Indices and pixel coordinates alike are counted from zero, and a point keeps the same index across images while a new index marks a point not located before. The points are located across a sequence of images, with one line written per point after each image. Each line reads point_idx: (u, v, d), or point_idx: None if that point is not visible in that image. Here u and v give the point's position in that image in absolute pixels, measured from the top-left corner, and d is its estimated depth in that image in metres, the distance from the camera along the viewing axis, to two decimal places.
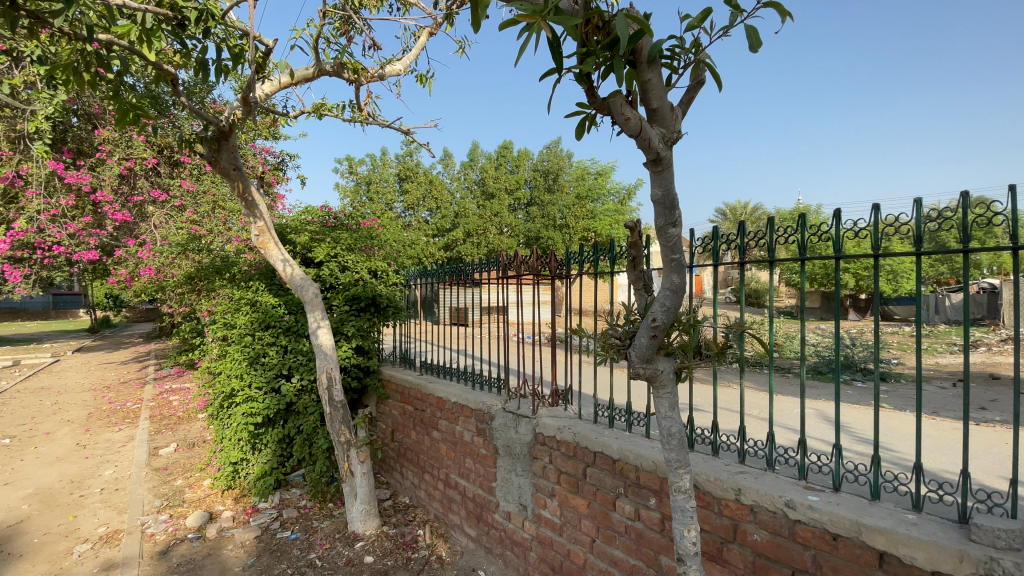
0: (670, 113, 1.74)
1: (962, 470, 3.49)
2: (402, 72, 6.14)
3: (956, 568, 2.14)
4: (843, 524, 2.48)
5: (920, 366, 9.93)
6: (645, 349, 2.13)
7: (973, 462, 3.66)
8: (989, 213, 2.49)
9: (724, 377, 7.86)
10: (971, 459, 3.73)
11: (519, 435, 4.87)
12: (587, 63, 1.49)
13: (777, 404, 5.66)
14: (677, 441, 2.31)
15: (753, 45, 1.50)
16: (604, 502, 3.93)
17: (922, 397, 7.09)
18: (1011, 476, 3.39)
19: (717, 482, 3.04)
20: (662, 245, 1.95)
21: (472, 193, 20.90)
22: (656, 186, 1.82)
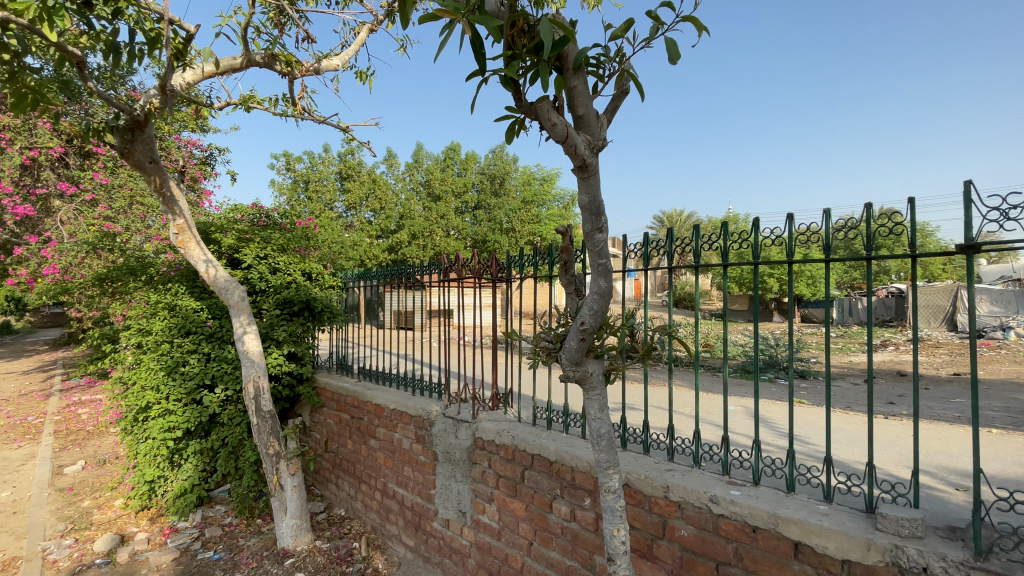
0: (596, 120, 1.77)
1: (866, 460, 3.79)
2: (339, 67, 5.93)
3: (863, 556, 2.29)
4: (762, 517, 2.61)
5: (835, 364, 10.80)
6: (575, 352, 2.17)
7: (878, 453, 3.99)
8: (891, 223, 2.73)
9: (661, 377, 8.17)
10: (876, 450, 4.05)
11: (459, 440, 4.81)
12: (512, 67, 1.49)
13: (707, 403, 5.94)
14: (607, 443, 2.36)
15: (672, 57, 1.55)
16: (541, 505, 3.95)
17: (836, 392, 7.70)
18: (907, 464, 3.72)
19: (647, 480, 3.13)
20: (589, 250, 2.00)
21: (417, 195, 20.54)
22: (583, 192, 1.86)
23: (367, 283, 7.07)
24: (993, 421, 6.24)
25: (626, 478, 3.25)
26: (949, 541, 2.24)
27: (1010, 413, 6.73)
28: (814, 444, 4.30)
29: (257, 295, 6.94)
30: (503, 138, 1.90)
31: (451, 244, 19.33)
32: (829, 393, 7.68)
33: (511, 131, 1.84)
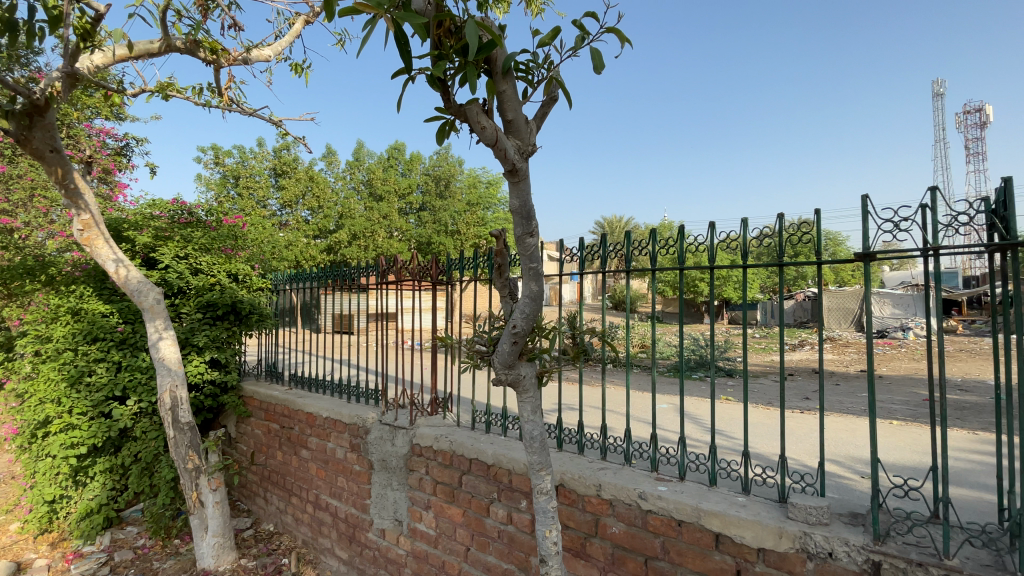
0: (525, 126, 1.79)
1: (782, 453, 4.07)
2: (271, 59, 5.63)
3: (777, 544, 2.43)
4: (686, 510, 2.73)
5: (759, 363, 11.55)
6: (507, 355, 2.16)
7: (792, 445, 4.28)
8: (799, 233, 2.97)
9: (601, 378, 8.39)
10: (791, 443, 4.36)
11: (395, 447, 4.68)
12: (439, 66, 1.47)
13: (643, 402, 6.16)
14: (540, 445, 2.37)
15: (597, 67, 1.60)
16: (479, 509, 3.92)
17: (759, 389, 8.24)
18: (817, 455, 4.03)
19: (581, 480, 3.19)
20: (522, 254, 2.00)
21: (359, 194, 19.92)
22: (514, 196, 1.87)
23: (299, 285, 6.75)
24: (892, 413, 6.89)
25: (561, 479, 3.30)
26: (852, 526, 2.41)
27: (905, 405, 7.47)
28: (737, 438, 4.57)
29: (175, 298, 6.44)
30: (434, 139, 1.87)
31: (394, 245, 18.91)
32: (753, 390, 8.19)
33: (440, 133, 1.82)
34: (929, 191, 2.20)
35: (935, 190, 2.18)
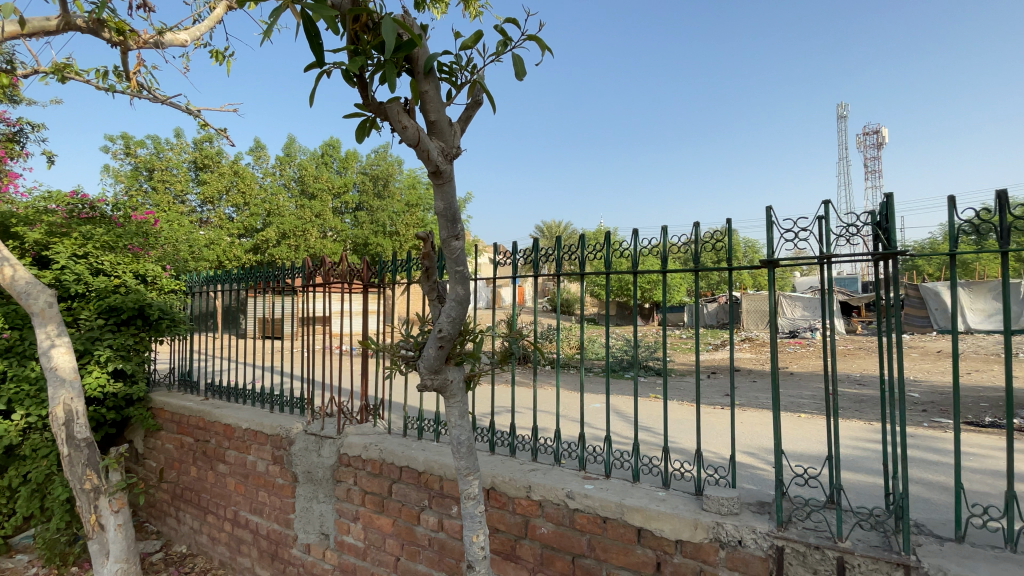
0: (448, 128, 1.79)
1: (706, 447, 4.27)
2: (188, 44, 5.21)
3: (692, 534, 2.57)
4: (611, 507, 2.82)
5: (687, 362, 12.18)
6: (433, 359, 2.12)
7: (712, 439, 4.53)
8: (714, 241, 3.18)
9: (539, 379, 8.48)
10: (711, 438, 4.61)
11: (322, 458, 4.48)
12: (356, 61, 1.45)
13: (577, 401, 6.28)
14: (468, 451, 2.35)
15: (519, 73, 1.63)
16: (409, 518, 3.83)
17: (686, 387, 8.68)
18: (736, 447, 4.28)
19: (511, 482, 3.21)
20: (448, 257, 1.97)
21: (290, 192, 18.95)
22: (438, 198, 1.85)
23: (219, 288, 6.30)
24: (800, 406, 7.50)
25: (492, 482, 3.29)
26: (758, 514, 2.58)
27: (813, 399, 8.13)
28: (663, 434, 4.78)
29: (73, 300, 5.82)
30: (354, 138, 1.83)
31: (327, 245, 18.14)
32: (681, 389, 8.60)
33: (361, 130, 1.78)
34: (825, 204, 2.41)
35: (830, 203, 2.39)
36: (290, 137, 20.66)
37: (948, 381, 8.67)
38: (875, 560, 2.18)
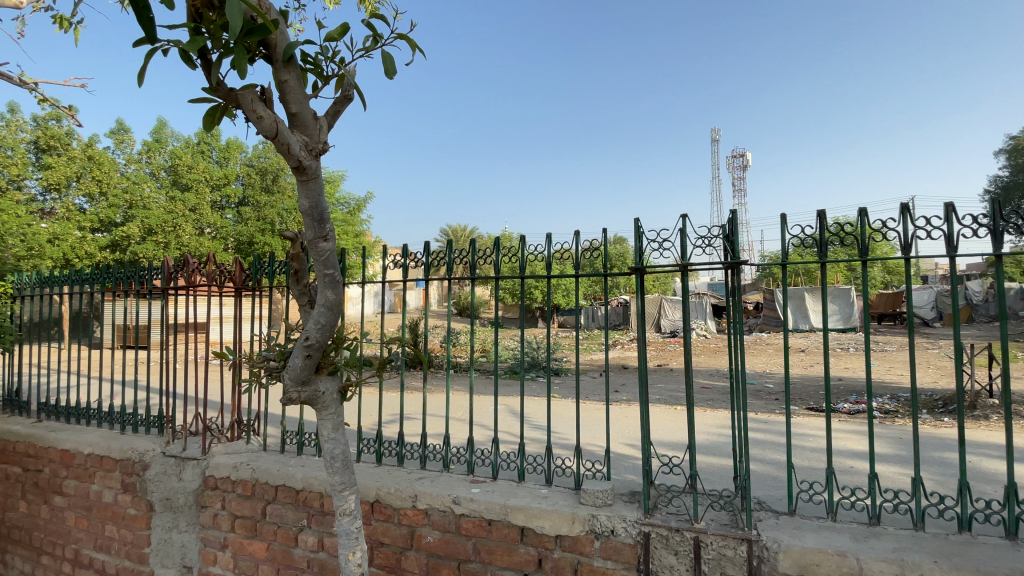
0: (312, 122, 1.74)
1: (597, 442, 4.44)
2: (26, 5, 4.40)
3: (570, 528, 2.68)
4: (496, 509, 2.84)
5: (584, 363, 12.73)
6: (300, 370, 1.99)
7: (600, 434, 4.78)
8: (590, 250, 3.43)
9: (440, 384, 8.31)
10: (600, 432, 4.86)
11: (184, 482, 4.01)
12: (196, 40, 1.39)
13: (476, 404, 6.26)
14: (344, 464, 2.24)
15: (388, 70, 1.62)
16: (285, 540, 3.56)
17: (582, 387, 9.05)
18: (624, 441, 4.52)
19: (396, 493, 3.11)
20: (317, 260, 1.85)
21: (158, 182, 16.79)
22: (301, 195, 1.74)
23: (57, 290, 5.31)
24: (679, 400, 8.19)
25: (376, 495, 3.16)
26: (629, 504, 2.76)
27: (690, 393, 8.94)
28: (556, 431, 4.94)
29: None
30: (203, 126, 1.72)
31: (205, 243, 16.32)
32: (577, 387, 8.99)
33: (211, 117, 1.68)
34: (682, 217, 2.64)
35: (687, 217, 2.62)
36: (159, 120, 18.29)
37: (796, 373, 10.00)
38: (724, 536, 2.42)
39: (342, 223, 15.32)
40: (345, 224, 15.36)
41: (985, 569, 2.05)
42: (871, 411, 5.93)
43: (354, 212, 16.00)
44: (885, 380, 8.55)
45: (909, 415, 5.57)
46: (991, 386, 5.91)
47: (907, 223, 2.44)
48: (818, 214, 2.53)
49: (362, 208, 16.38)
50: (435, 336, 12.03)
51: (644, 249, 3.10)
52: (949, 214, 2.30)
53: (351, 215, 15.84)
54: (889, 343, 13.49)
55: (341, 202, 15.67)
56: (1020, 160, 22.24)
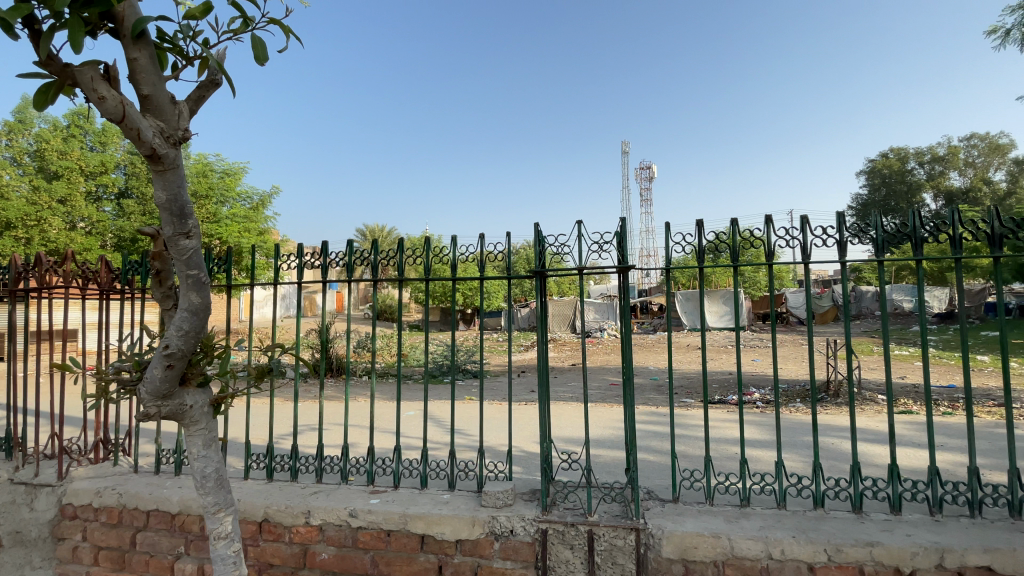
0: (168, 106, 1.58)
1: (507, 442, 4.45)
2: None
3: (470, 532, 2.66)
4: (394, 519, 2.75)
5: (503, 364, 12.79)
6: (160, 382, 1.81)
7: (510, 434, 4.80)
8: (497, 254, 3.48)
9: (351, 391, 7.92)
10: (512, 432, 4.87)
11: (35, 513, 3.48)
12: (20, 7, 1.23)
13: (388, 410, 6.04)
14: (219, 482, 2.05)
15: (258, 56, 1.50)
16: (159, 570, 3.20)
17: (500, 388, 9.07)
18: (534, 440, 4.58)
19: (287, 510, 2.91)
20: (177, 260, 1.68)
21: (19, 168, 14.55)
22: (157, 186, 1.56)
23: None
24: (592, 397, 8.48)
25: (264, 513, 2.94)
26: (529, 503, 2.80)
27: (600, 390, 9.29)
28: (467, 434, 4.89)
29: None
30: (31, 105, 1.50)
31: (77, 239, 14.25)
32: (494, 389, 9.00)
33: (40, 96, 1.46)
34: (579, 222, 2.72)
35: (584, 222, 2.70)
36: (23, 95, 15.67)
37: (696, 369, 10.75)
38: (615, 527, 2.53)
39: (244, 220, 14.14)
40: (247, 221, 14.19)
41: (832, 538, 2.31)
42: (755, 401, 6.51)
43: (258, 208, 14.83)
44: (771, 373, 9.45)
45: (786, 403, 6.19)
46: (851, 376, 6.74)
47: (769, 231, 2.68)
48: (697, 223, 2.73)
49: (267, 204, 15.25)
50: (346, 340, 11.45)
51: (546, 252, 3.16)
52: (802, 226, 2.56)
53: (254, 211, 14.68)
54: (773, 340, 14.97)
55: (243, 197, 14.45)
56: (875, 180, 25.78)
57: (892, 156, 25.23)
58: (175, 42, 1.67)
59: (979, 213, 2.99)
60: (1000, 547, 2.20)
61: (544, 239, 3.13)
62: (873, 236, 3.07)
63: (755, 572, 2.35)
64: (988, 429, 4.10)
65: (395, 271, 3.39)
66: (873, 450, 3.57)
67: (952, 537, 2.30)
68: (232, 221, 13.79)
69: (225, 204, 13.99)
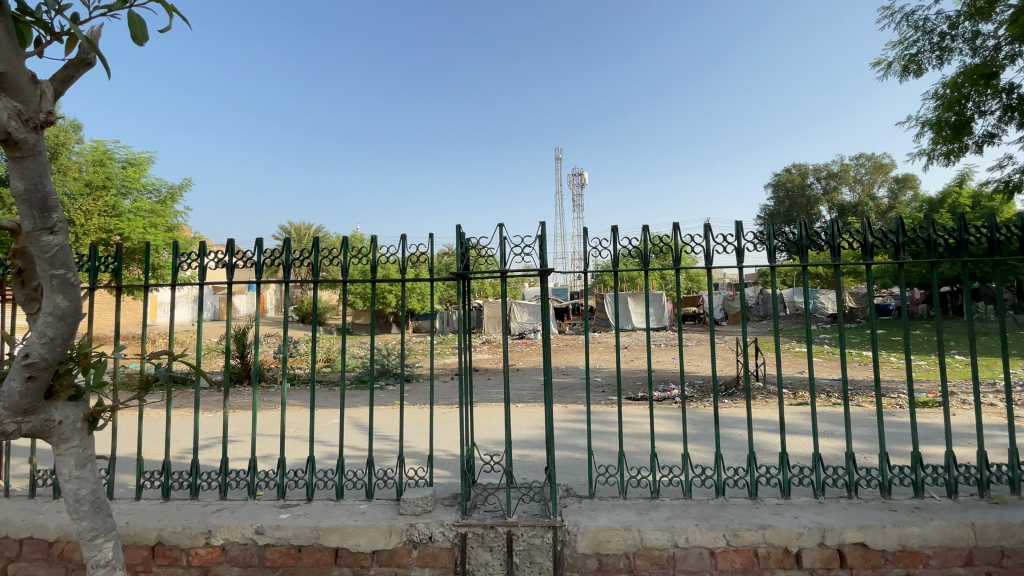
0: (27, 85, 1.41)
1: (431, 447, 4.39)
2: None
3: (386, 542, 2.58)
4: (305, 534, 2.61)
5: (433, 367, 12.60)
6: (19, 395, 1.61)
7: (444, 438, 4.70)
8: (419, 257, 3.41)
9: (267, 399, 7.45)
10: (441, 436, 4.79)
11: None
12: None
13: (305, 419, 5.74)
14: (97, 505, 1.85)
15: (135, 36, 1.37)
16: None
17: (428, 392, 8.91)
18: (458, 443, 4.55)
19: (184, 531, 2.68)
20: (39, 258, 1.49)
21: None
22: (12, 175, 1.38)
23: None
24: (521, 398, 8.55)
25: (158, 536, 2.69)
26: (448, 508, 2.77)
27: (532, 391, 9.38)
28: (399, 438, 4.74)
29: None
30: None
31: None
32: (429, 393, 8.82)
33: None
34: (501, 226, 2.71)
35: (505, 226, 2.70)
36: None
37: (624, 368, 11.15)
38: (533, 526, 2.56)
39: (149, 214, 12.94)
40: (153, 216, 12.97)
41: (730, 524, 2.49)
42: (676, 396, 6.84)
43: (167, 202, 13.61)
44: (687, 370, 10.03)
45: (705, 397, 6.54)
46: (758, 371, 7.29)
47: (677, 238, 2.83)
48: (612, 228, 2.83)
49: (177, 197, 14.03)
50: (267, 344, 10.76)
51: (469, 254, 3.14)
52: (705, 233, 2.73)
53: (162, 205, 13.44)
54: (692, 338, 15.90)
55: (149, 188, 13.19)
56: (779, 193, 28.18)
57: (795, 171, 27.70)
58: (39, 16, 1.51)
59: (856, 226, 3.32)
60: (871, 524, 2.46)
61: (467, 242, 3.12)
62: (770, 244, 3.33)
63: (664, 560, 2.48)
64: (867, 416, 4.59)
65: (310, 272, 3.25)
66: (775, 439, 3.88)
67: (832, 516, 2.54)
68: (135, 215, 12.53)
69: (127, 197, 12.70)
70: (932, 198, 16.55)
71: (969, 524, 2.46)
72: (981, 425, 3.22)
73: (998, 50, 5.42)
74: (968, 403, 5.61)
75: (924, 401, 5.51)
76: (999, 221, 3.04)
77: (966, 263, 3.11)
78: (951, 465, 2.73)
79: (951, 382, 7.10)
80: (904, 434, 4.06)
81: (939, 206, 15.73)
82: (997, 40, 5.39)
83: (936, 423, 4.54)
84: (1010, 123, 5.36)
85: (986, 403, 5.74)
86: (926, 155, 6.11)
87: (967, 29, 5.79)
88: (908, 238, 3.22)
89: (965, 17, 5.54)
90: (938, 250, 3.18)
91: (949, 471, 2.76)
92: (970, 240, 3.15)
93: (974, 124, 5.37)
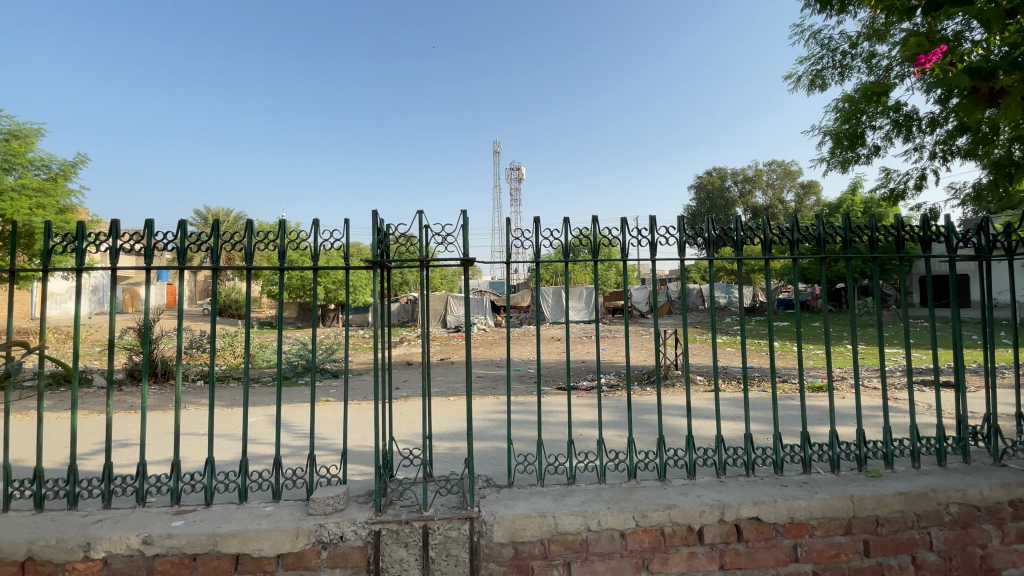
0: None
1: (349, 444, 4.21)
2: None
3: (293, 545, 2.44)
4: (201, 541, 2.41)
5: (362, 361, 12.21)
6: None
7: (365, 434, 4.55)
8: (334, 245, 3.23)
9: (172, 400, 6.86)
10: (362, 431, 4.64)
11: None
12: None
13: (211, 417, 5.35)
14: None
15: None
16: None
17: (353, 387, 8.60)
18: None
19: (57, 545, 2.39)
20: None
21: None
22: None
23: None
24: (451, 390, 8.48)
25: (27, 551, 2.38)
26: (361, 505, 2.67)
27: (463, 383, 9.35)
28: (317, 436, 4.51)
29: None
30: None
31: None
32: (355, 388, 8.49)
33: None
34: (422, 213, 2.61)
35: (425, 214, 2.60)
36: None
37: (555, 359, 11.32)
38: (449, 519, 2.53)
39: (37, 193, 11.40)
40: (41, 195, 11.47)
41: (639, 506, 2.59)
42: (602, 387, 7.06)
43: (59, 179, 12.13)
44: (613, 360, 10.44)
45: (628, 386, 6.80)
46: (676, 361, 7.69)
47: (623, 232, 2.84)
48: (534, 220, 2.85)
49: (70, 175, 12.51)
50: None
51: (388, 242, 3.02)
52: (622, 226, 2.80)
53: (53, 182, 11.98)
54: (620, 331, 16.50)
55: (37, 164, 11.70)
56: (700, 194, 29.99)
57: (715, 174, 29.58)
58: None
59: (759, 223, 3.52)
60: (765, 499, 2.65)
61: (387, 229, 3.00)
62: (683, 240, 3.45)
63: (577, 544, 2.54)
64: (766, 401, 5.00)
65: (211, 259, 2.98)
66: (687, 423, 4.10)
67: (731, 494, 2.71)
68: (19, 194, 10.99)
69: (9, 173, 11.19)
70: (832, 204, 18.34)
71: (849, 496, 2.72)
72: (863, 408, 3.57)
73: (890, 70, 6.02)
74: (852, 387, 6.27)
75: (816, 386, 6.09)
76: (877, 223, 3.35)
77: (852, 259, 3.41)
78: (834, 443, 3.01)
79: (840, 368, 7.90)
80: (796, 417, 4.46)
81: (837, 210, 17.42)
82: (890, 60, 5.99)
83: (824, 406, 5.03)
84: (897, 137, 5.99)
85: (867, 387, 6.44)
86: (826, 162, 6.70)
87: (864, 49, 6.40)
88: (801, 235, 3.47)
89: (864, 38, 6.10)
90: (826, 247, 3.45)
91: (833, 448, 3.04)
92: (855, 240, 3.46)
93: (866, 136, 5.96)
